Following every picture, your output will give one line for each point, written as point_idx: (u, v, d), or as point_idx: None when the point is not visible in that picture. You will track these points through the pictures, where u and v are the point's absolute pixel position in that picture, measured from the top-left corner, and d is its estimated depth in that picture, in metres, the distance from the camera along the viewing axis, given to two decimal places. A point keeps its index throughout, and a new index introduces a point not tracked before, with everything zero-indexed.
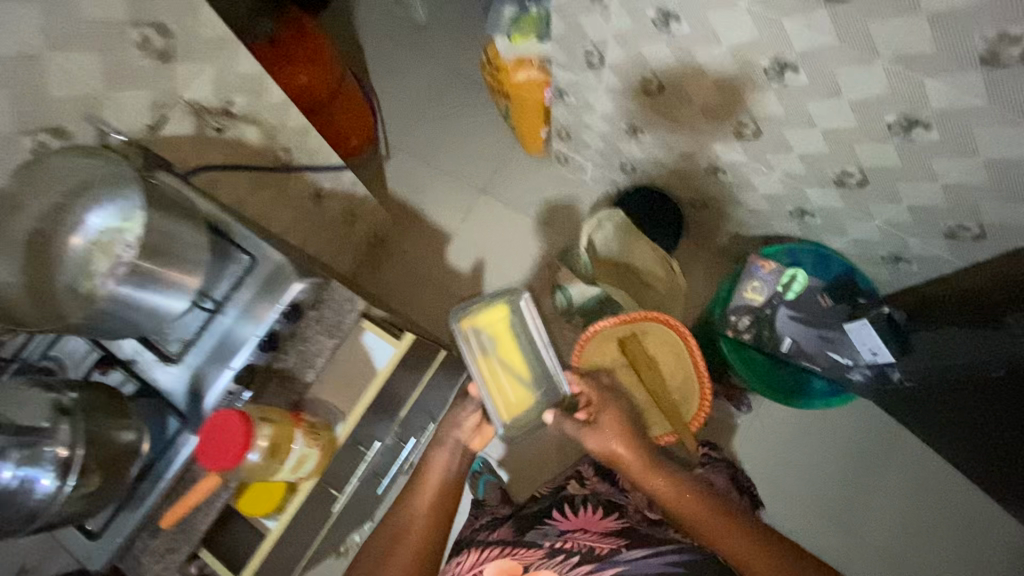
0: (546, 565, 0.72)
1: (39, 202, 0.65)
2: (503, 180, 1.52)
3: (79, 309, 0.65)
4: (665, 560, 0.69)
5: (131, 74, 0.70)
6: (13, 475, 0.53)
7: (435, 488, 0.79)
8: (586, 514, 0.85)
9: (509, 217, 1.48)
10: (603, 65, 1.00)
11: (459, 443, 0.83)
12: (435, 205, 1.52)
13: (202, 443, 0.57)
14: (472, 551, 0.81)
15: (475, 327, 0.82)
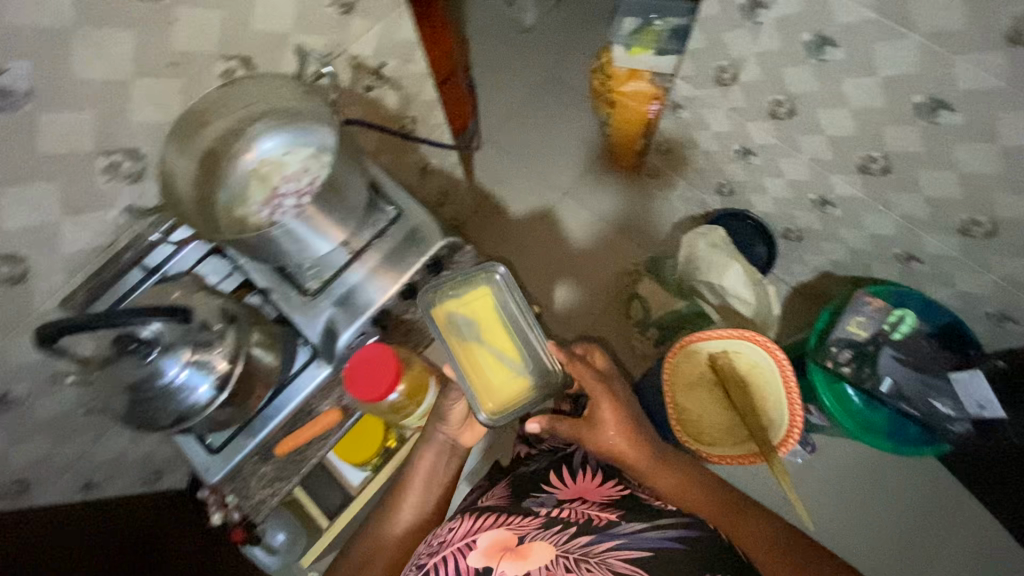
0: (539, 536, 0.64)
1: (220, 123, 0.68)
2: (590, 186, 1.53)
3: (229, 232, 0.68)
4: (665, 536, 0.64)
5: (317, 20, 0.73)
6: (179, 373, 0.55)
7: (425, 483, 0.76)
8: (584, 481, 0.81)
9: (592, 223, 1.50)
10: (734, 84, 1.01)
11: (449, 442, 0.77)
12: (518, 199, 1.55)
13: (356, 370, 0.62)
14: (465, 517, 0.72)
15: (447, 305, 0.72)
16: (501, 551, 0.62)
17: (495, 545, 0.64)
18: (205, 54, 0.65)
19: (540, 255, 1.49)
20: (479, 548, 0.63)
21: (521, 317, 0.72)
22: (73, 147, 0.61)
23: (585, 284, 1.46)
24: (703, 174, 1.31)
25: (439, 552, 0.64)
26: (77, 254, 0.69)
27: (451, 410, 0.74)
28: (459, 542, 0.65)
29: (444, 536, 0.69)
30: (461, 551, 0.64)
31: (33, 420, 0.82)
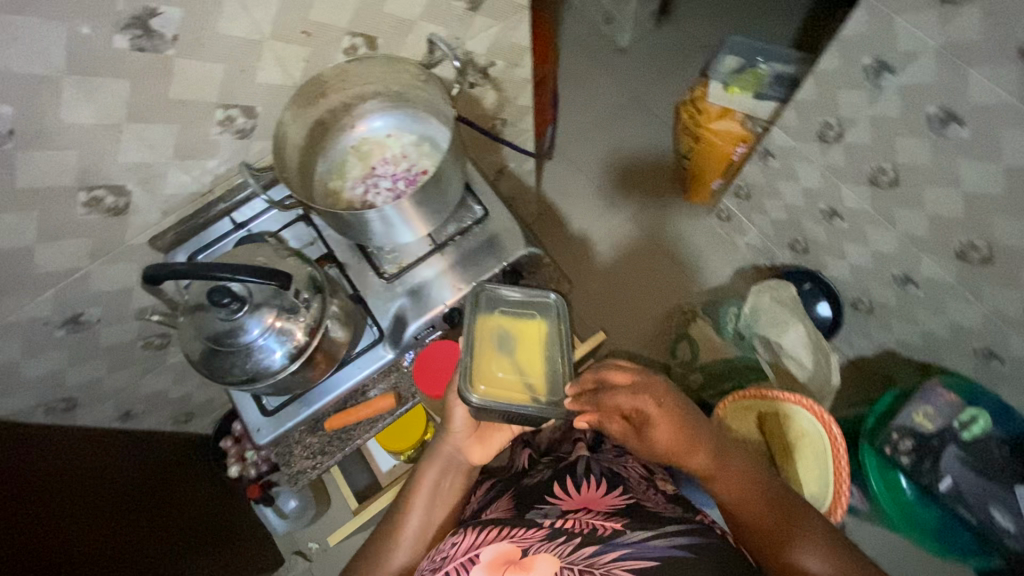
0: (545, 547, 0.55)
1: (336, 96, 0.69)
2: (656, 217, 1.50)
3: (321, 199, 0.72)
4: (670, 543, 0.54)
5: (444, 11, 0.74)
6: (260, 335, 0.56)
7: (432, 489, 0.71)
8: (589, 491, 0.68)
9: (651, 254, 1.48)
10: (837, 144, 0.98)
11: (454, 456, 0.73)
12: (580, 216, 1.53)
13: (429, 368, 0.69)
14: (466, 530, 0.63)
15: (497, 313, 0.65)
16: (504, 563, 0.54)
17: (497, 562, 0.55)
18: (336, 28, 0.66)
19: (595, 277, 1.47)
20: (481, 563, 0.56)
21: (565, 343, 0.64)
22: (197, 96, 0.62)
23: (633, 313, 1.43)
24: (779, 227, 1.27)
25: (442, 568, 0.57)
26: (176, 197, 0.71)
27: (455, 416, 0.70)
28: (460, 558, 0.57)
29: (445, 551, 0.60)
30: (463, 565, 0.56)
31: (98, 346, 0.84)
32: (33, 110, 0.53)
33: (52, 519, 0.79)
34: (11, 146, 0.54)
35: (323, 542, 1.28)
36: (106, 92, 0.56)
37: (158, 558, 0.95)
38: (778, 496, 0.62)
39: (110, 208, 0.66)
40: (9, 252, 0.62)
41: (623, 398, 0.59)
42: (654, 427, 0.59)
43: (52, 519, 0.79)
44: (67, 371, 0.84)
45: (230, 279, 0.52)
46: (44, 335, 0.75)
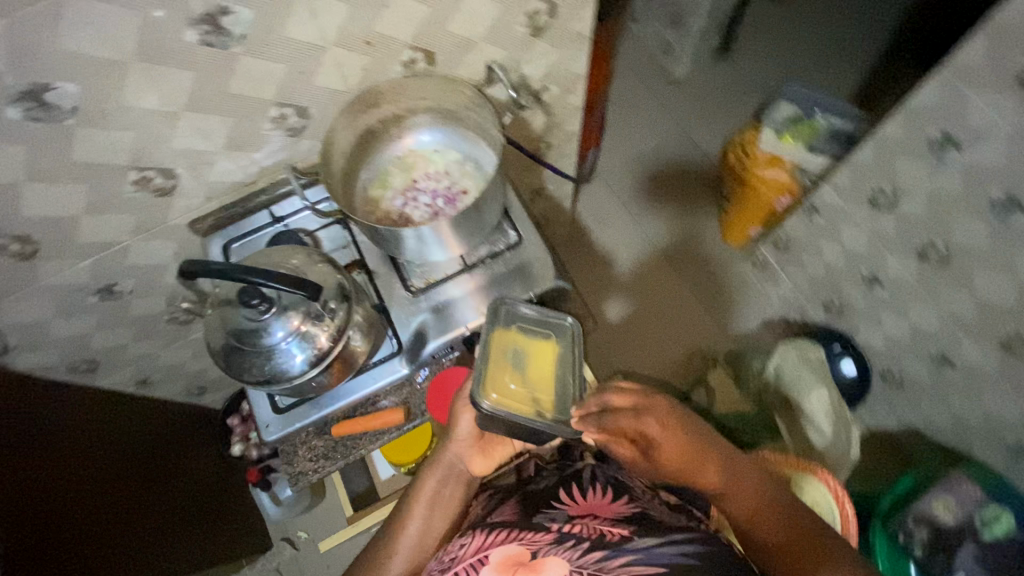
0: (554, 551, 0.53)
1: (388, 107, 0.70)
2: (688, 254, 1.48)
3: (359, 206, 0.72)
4: (678, 550, 0.51)
5: (506, 34, 0.74)
6: (284, 338, 0.56)
7: (432, 495, 0.70)
8: (595, 498, 0.66)
9: (678, 292, 1.45)
10: (888, 212, 0.95)
11: (456, 465, 0.72)
12: (611, 243, 1.51)
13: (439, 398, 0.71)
14: (476, 533, 0.62)
15: (515, 328, 0.62)
16: (514, 565, 0.53)
17: (506, 564, 0.54)
18: (398, 41, 0.66)
19: (618, 307, 1.45)
20: (491, 563, 0.54)
21: (578, 365, 0.61)
22: (255, 93, 0.63)
23: (652, 349, 1.41)
24: (814, 284, 1.23)
25: (450, 569, 0.56)
26: (220, 185, 0.72)
27: (462, 424, 0.68)
28: (470, 558, 0.56)
29: (454, 552, 0.59)
30: (473, 565, 0.55)
31: (125, 316, 0.86)
32: (98, 91, 0.54)
33: (56, 477, 0.79)
34: (73, 122, 0.56)
35: (313, 532, 1.28)
36: (169, 81, 0.57)
37: (153, 528, 0.95)
38: (784, 504, 0.61)
39: (157, 188, 0.68)
40: (56, 220, 0.64)
41: (625, 419, 0.59)
42: (661, 444, 0.59)
43: (55, 478, 0.79)
44: (93, 335, 0.86)
45: (263, 284, 0.52)
46: (77, 300, 0.77)
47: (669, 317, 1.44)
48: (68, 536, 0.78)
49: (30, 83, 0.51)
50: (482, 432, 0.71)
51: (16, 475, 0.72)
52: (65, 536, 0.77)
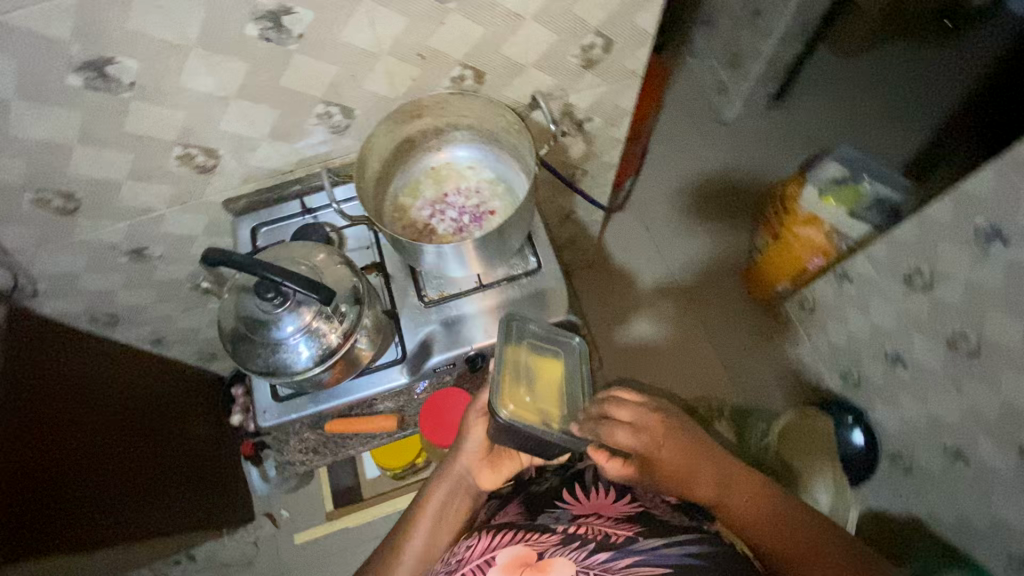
0: (560, 551, 0.53)
1: (430, 120, 0.71)
2: (709, 299, 1.46)
3: (387, 211, 0.73)
4: (682, 551, 0.52)
5: (557, 63, 0.74)
6: (293, 334, 0.57)
7: (440, 508, 0.69)
8: (599, 497, 0.64)
9: (694, 335, 1.43)
10: (923, 294, 0.92)
11: (464, 478, 0.71)
12: (633, 275, 1.50)
13: (437, 417, 0.73)
14: (483, 535, 0.62)
15: (526, 344, 0.62)
16: (521, 566, 0.53)
17: (512, 565, 0.54)
18: (451, 58, 0.67)
19: (631, 342, 1.44)
20: (497, 565, 0.55)
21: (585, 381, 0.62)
22: (305, 89, 0.65)
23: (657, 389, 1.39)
24: (835, 351, 1.20)
25: (457, 570, 0.56)
26: (258, 170, 0.74)
27: (473, 432, 0.69)
28: (476, 560, 0.57)
29: (461, 553, 0.60)
30: (480, 567, 0.56)
31: (150, 279, 0.89)
32: (158, 70, 0.56)
33: (63, 421, 0.83)
34: (128, 96, 0.58)
35: (294, 513, 1.30)
36: (225, 68, 0.59)
37: (146, 485, 0.98)
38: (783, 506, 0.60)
39: (198, 165, 0.70)
40: (99, 182, 0.67)
41: (621, 430, 0.59)
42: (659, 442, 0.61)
43: (63, 422, 0.83)
44: (117, 292, 0.89)
45: (278, 281, 0.53)
46: (109, 257, 0.81)
47: (680, 359, 1.42)
48: (63, 479, 0.81)
49: (95, 55, 0.53)
50: (492, 445, 0.71)
51: (22, 413, 0.75)
52: (60, 480, 0.81)
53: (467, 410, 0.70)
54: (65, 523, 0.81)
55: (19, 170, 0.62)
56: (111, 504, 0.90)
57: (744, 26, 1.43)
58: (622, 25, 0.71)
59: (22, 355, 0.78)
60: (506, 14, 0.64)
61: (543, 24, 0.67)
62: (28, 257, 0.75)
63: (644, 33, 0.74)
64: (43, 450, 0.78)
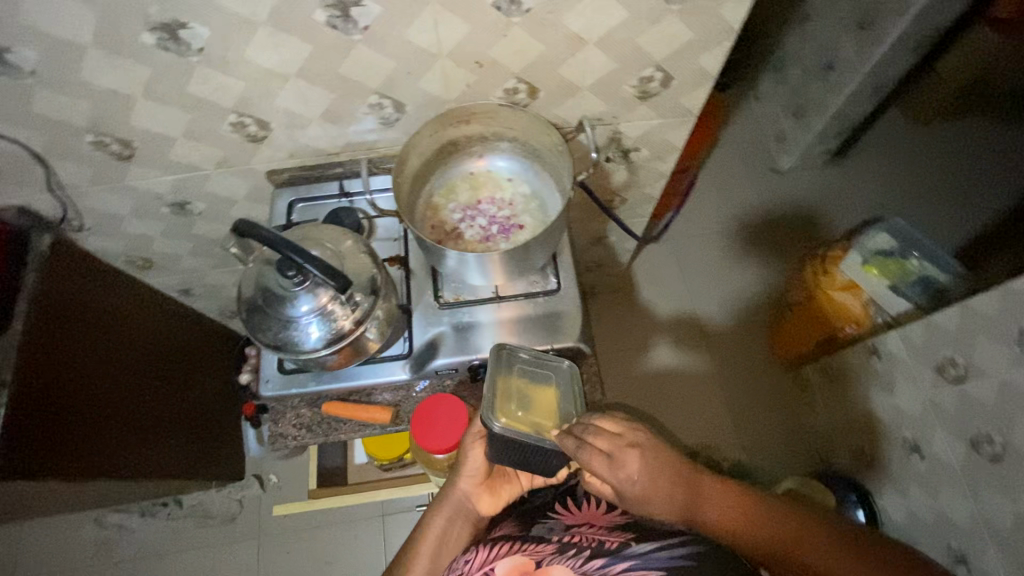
0: (557, 560, 0.60)
1: (477, 126, 0.71)
2: (728, 346, 1.43)
3: (418, 209, 0.74)
4: (671, 553, 0.58)
5: (613, 91, 0.74)
6: (306, 313, 0.58)
7: (440, 537, 0.70)
8: (592, 507, 0.70)
9: (707, 381, 1.40)
10: (954, 386, 0.88)
11: (463, 504, 0.72)
12: (656, 309, 1.48)
13: (427, 422, 0.70)
14: (480, 547, 0.67)
15: (516, 369, 0.59)
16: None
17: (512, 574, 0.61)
18: (507, 70, 0.68)
19: (643, 378, 1.42)
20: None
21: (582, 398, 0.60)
22: (362, 79, 0.66)
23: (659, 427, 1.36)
24: (852, 427, 1.17)
25: None
26: (305, 148, 0.76)
27: (473, 460, 0.69)
28: (477, 572, 0.63)
29: (460, 567, 0.66)
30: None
31: (188, 232, 0.93)
32: (227, 40, 0.58)
33: (92, 353, 0.87)
34: (195, 60, 0.60)
35: (282, 479, 1.34)
36: (290, 48, 0.61)
37: (155, 426, 1.02)
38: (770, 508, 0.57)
39: (249, 134, 0.72)
40: (155, 135, 0.70)
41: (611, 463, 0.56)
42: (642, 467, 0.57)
43: (91, 355, 0.87)
44: (156, 239, 0.93)
45: (301, 263, 0.54)
46: (152, 205, 0.84)
47: (689, 402, 1.39)
48: (81, 410, 0.85)
49: (170, 18, 0.55)
50: (490, 470, 0.72)
51: (54, 338, 0.79)
52: (82, 409, 0.85)
53: (463, 434, 0.68)
54: (85, 450, 0.85)
55: (85, 113, 0.65)
56: (126, 439, 0.94)
57: (815, 77, 1.37)
58: (684, 63, 0.70)
59: (66, 287, 0.83)
60: (570, 35, 0.64)
61: (606, 50, 0.67)
62: (80, 194, 0.79)
63: (706, 74, 0.73)
64: (68, 379, 0.82)
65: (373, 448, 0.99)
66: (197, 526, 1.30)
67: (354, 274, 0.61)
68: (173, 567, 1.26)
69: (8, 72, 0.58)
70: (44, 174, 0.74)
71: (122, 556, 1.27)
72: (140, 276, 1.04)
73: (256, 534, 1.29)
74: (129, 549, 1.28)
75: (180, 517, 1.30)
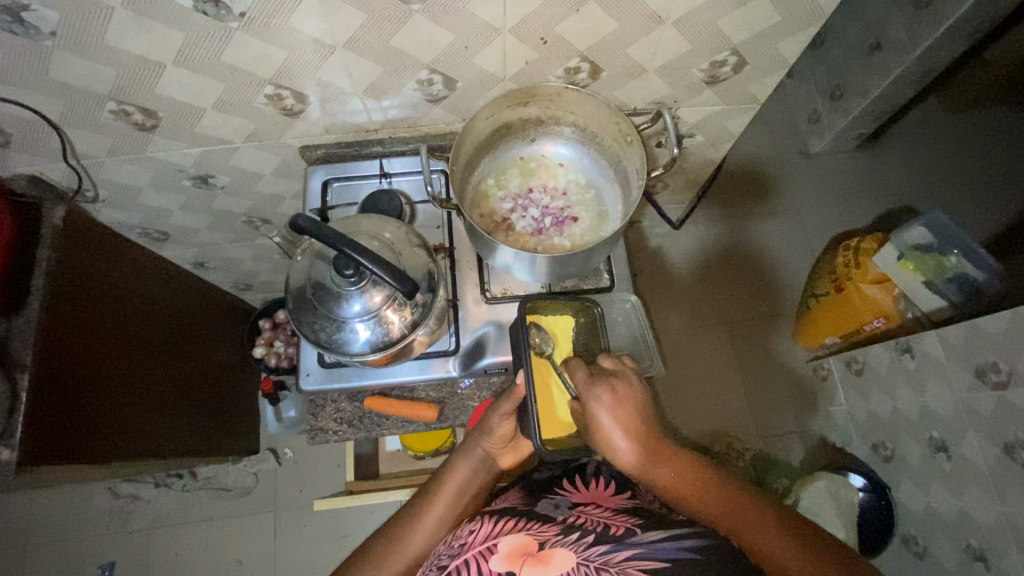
0: (561, 542, 0.54)
1: (536, 109, 0.68)
2: (767, 325, 1.42)
3: (470, 192, 0.71)
4: (679, 545, 0.51)
5: (681, 74, 0.69)
6: (360, 316, 0.55)
7: (460, 485, 0.67)
8: (598, 488, 0.68)
9: (766, 362, 1.41)
10: (992, 392, 0.86)
11: (487, 460, 0.70)
12: (721, 294, 1.47)
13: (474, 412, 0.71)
14: (484, 519, 0.62)
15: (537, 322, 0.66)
16: (522, 556, 0.53)
17: (514, 554, 0.54)
18: (572, 48, 0.62)
19: (709, 364, 1.43)
20: (499, 554, 0.55)
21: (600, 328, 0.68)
22: (414, 53, 0.60)
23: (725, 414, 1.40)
24: (872, 421, 1.18)
25: (459, 556, 0.56)
26: (342, 124, 0.71)
27: (498, 427, 0.67)
28: (479, 546, 0.56)
29: (463, 538, 0.59)
30: (482, 554, 0.55)
31: (209, 206, 0.87)
32: (270, 5, 0.52)
33: (117, 329, 0.83)
34: (234, 26, 0.54)
35: (297, 454, 1.34)
36: (340, 16, 0.54)
37: (172, 401, 0.97)
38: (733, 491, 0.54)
39: (284, 108, 0.67)
40: (183, 106, 0.64)
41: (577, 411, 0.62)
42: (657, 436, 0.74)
43: (117, 336, 0.82)
44: (174, 212, 0.88)
45: (365, 265, 0.50)
46: (173, 178, 0.78)
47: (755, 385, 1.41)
48: (105, 392, 0.80)
49: None
50: (516, 432, 0.70)
51: (81, 317, 0.75)
52: (96, 388, 0.78)
53: (491, 409, 0.67)
54: (106, 432, 0.80)
55: (107, 80, 0.59)
56: (143, 419, 0.89)
57: (856, 56, 1.04)
58: (760, 48, 0.66)
59: (86, 263, 0.77)
60: (649, 14, 0.58)
61: (682, 30, 0.61)
62: (97, 165, 0.73)
63: (780, 58, 0.69)
64: (95, 360, 0.77)
65: (411, 439, 1.05)
66: (212, 497, 1.30)
67: (409, 269, 0.58)
68: (189, 537, 1.27)
69: (25, 33, 0.52)
70: (58, 143, 0.67)
71: (137, 525, 1.28)
72: (154, 249, 0.98)
73: (272, 507, 1.30)
74: (144, 519, 1.28)
75: (194, 489, 1.30)
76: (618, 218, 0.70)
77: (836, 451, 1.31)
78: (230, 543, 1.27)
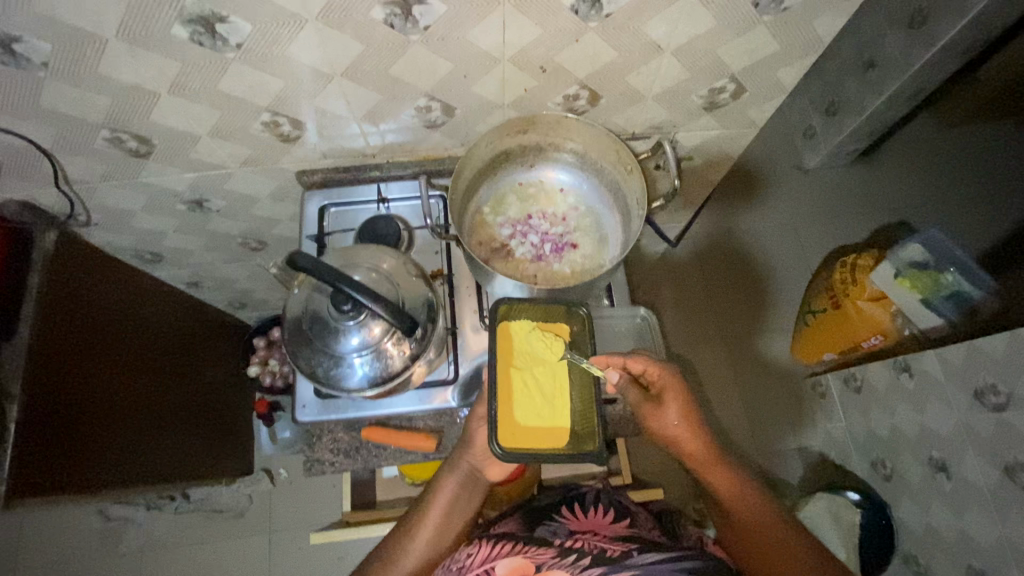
0: (558, 565, 0.53)
1: (535, 136, 0.67)
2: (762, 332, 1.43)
3: (468, 218, 0.71)
4: (675, 567, 0.51)
5: (680, 100, 0.69)
6: (357, 353, 0.55)
7: (448, 500, 0.64)
8: (596, 516, 0.67)
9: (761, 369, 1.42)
10: (992, 413, 0.85)
11: (474, 472, 0.65)
12: None
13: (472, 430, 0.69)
14: (482, 542, 0.61)
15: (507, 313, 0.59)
16: None
17: None
18: (572, 76, 0.61)
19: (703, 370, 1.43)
20: None
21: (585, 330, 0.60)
22: (413, 81, 0.60)
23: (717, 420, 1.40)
24: (872, 440, 1.18)
25: None
26: (339, 149, 0.70)
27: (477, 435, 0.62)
28: (475, 569, 0.55)
29: (460, 561, 0.58)
30: None
31: (203, 228, 0.86)
32: (267, 36, 0.51)
33: (112, 352, 0.81)
34: (232, 57, 0.53)
35: (292, 474, 1.32)
36: (338, 46, 0.53)
37: (164, 424, 0.95)
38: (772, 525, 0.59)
39: (281, 134, 0.66)
40: (177, 132, 0.63)
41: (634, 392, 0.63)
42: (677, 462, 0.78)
43: (110, 360, 0.81)
44: (168, 235, 0.87)
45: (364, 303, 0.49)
46: (168, 202, 0.78)
47: None
48: (93, 419, 0.77)
49: (208, 10, 0.48)
50: None
51: (70, 342, 0.73)
52: (88, 414, 0.76)
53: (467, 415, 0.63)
54: (97, 457, 0.78)
55: (102, 108, 0.58)
56: (134, 443, 0.87)
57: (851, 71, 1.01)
58: (758, 75, 0.66)
59: (77, 286, 0.75)
60: (649, 44, 0.58)
61: (681, 59, 0.61)
62: (90, 189, 0.72)
63: (778, 86, 0.69)
64: (89, 386, 0.76)
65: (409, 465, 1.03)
66: (205, 519, 1.28)
67: (408, 300, 0.57)
68: (182, 560, 1.25)
69: (16, 64, 0.51)
70: (51, 169, 0.66)
71: (128, 549, 1.25)
72: (148, 270, 0.97)
73: (267, 529, 1.28)
74: (136, 542, 1.26)
75: (187, 510, 1.27)
76: (618, 245, 0.70)
77: (835, 468, 1.30)
78: (224, 566, 1.25)
